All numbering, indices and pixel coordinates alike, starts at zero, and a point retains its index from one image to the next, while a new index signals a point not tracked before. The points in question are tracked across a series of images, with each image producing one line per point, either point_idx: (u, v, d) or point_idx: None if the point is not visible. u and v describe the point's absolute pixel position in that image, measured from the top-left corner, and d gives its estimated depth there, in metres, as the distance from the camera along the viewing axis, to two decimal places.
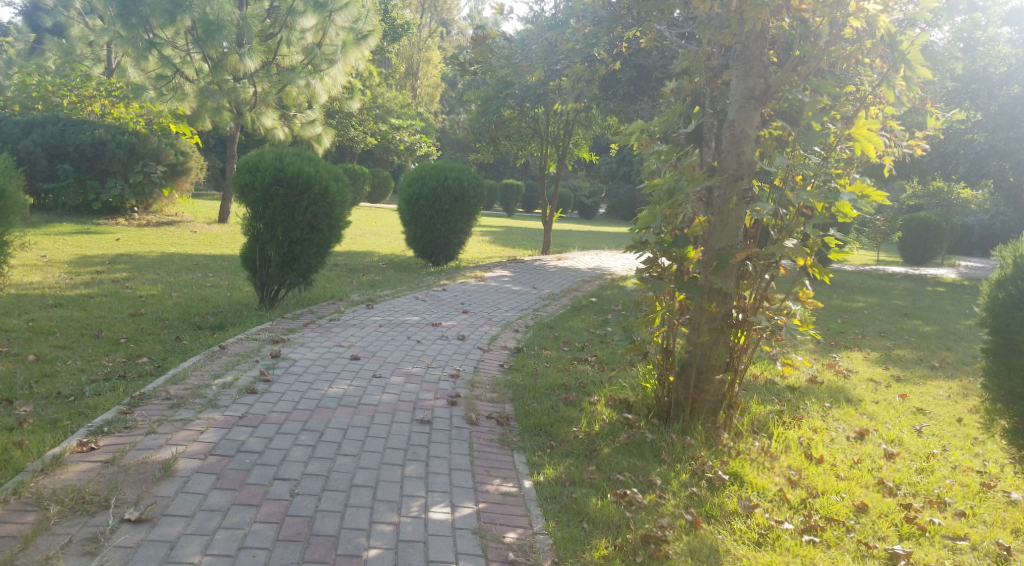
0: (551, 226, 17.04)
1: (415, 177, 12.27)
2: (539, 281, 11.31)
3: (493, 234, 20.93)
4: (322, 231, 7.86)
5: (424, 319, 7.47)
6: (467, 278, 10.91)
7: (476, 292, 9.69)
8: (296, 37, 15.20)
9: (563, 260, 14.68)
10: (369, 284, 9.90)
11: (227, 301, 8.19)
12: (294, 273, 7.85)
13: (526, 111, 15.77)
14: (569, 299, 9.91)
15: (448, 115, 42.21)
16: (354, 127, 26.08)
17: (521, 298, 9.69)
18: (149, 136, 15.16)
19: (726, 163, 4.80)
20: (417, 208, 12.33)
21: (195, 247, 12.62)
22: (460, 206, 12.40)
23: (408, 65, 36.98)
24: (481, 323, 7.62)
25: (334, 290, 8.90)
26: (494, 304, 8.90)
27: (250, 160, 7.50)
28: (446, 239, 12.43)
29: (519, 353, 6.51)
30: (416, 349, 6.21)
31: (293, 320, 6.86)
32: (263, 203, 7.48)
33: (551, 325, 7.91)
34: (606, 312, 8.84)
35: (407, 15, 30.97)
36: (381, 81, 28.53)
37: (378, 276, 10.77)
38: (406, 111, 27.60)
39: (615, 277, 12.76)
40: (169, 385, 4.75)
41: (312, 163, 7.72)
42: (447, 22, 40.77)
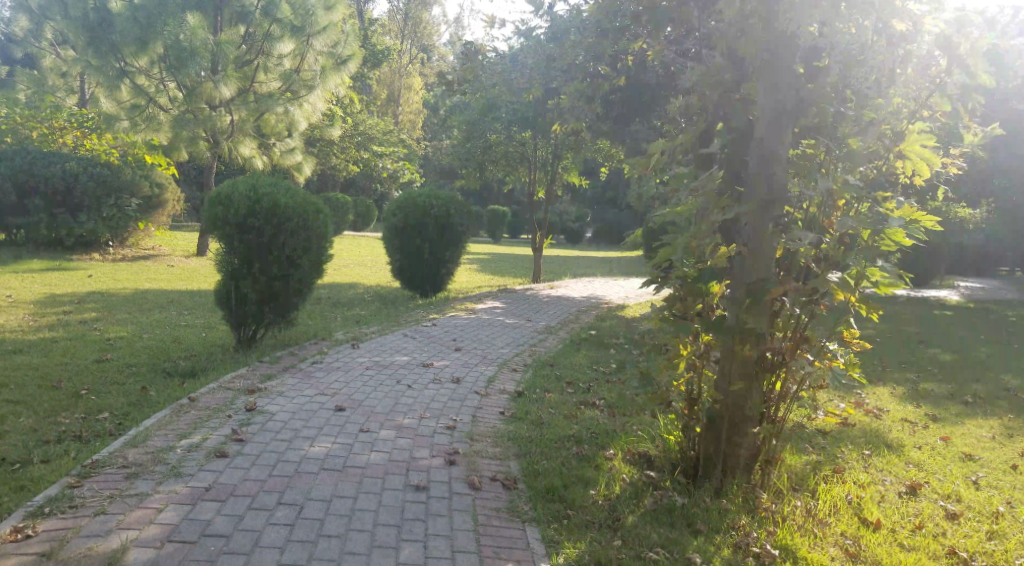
0: (541, 253, 16.50)
1: (400, 204, 11.72)
2: (533, 313, 10.74)
3: (480, 261, 20.40)
4: (303, 267, 7.27)
5: (415, 359, 6.86)
6: (457, 311, 10.31)
7: (468, 327, 9.09)
8: (273, 63, 14.73)
9: (556, 289, 14.18)
10: (353, 320, 9.28)
11: (202, 343, 7.49)
12: (272, 312, 7.23)
13: (513, 136, 15.30)
14: (567, 333, 9.35)
15: (431, 142, 41.82)
16: (336, 155, 25.53)
17: (517, 332, 9.11)
18: (123, 168, 14.47)
19: (756, 186, 4.31)
20: (402, 237, 11.77)
21: (171, 282, 11.97)
22: (448, 234, 11.85)
23: (389, 92, 36.63)
24: (477, 362, 7.02)
25: (316, 328, 8.26)
26: (488, 340, 8.31)
27: (222, 193, 6.92)
28: (434, 269, 11.85)
29: (520, 397, 5.91)
30: (407, 396, 5.58)
31: (272, 364, 6.22)
32: (237, 238, 6.89)
33: (551, 363, 7.33)
34: (609, 349, 8.26)
35: (388, 42, 30.64)
36: (362, 108, 28.08)
37: (363, 311, 10.14)
38: (389, 139, 27.13)
39: (611, 306, 12.24)
40: (128, 448, 4.08)
41: (290, 193, 7.16)
42: (428, 49, 40.59)
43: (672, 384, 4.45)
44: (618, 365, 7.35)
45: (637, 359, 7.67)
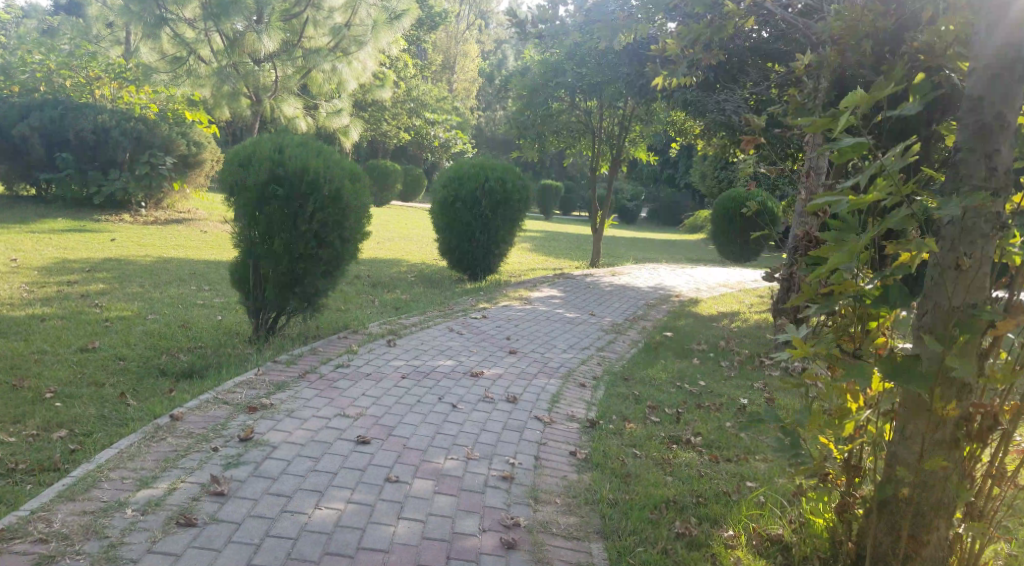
0: (602, 234, 15.14)
1: (450, 175, 10.49)
2: (596, 306, 9.44)
3: (533, 239, 19.14)
4: (335, 246, 6.06)
5: (461, 366, 5.63)
6: (511, 300, 9.06)
7: (523, 321, 7.85)
8: (322, 17, 13.30)
9: (618, 277, 12.85)
10: (393, 307, 8.12)
11: (213, 330, 6.37)
12: (297, 298, 6.04)
13: (577, 106, 13.88)
14: (637, 334, 8.06)
15: (485, 111, 40.46)
16: (387, 121, 24.46)
17: (581, 330, 7.84)
18: (159, 124, 13.51)
19: (965, 170, 2.96)
20: (453, 212, 10.51)
21: (199, 251, 10.93)
22: (502, 211, 10.60)
23: (445, 59, 35.29)
24: (539, 373, 5.76)
25: (347, 317, 7.10)
26: (548, 340, 7.04)
27: (242, 150, 5.76)
28: (486, 249, 10.63)
29: (595, 429, 4.64)
30: (448, 422, 4.36)
31: (290, 369, 5.06)
32: (258, 207, 5.71)
33: (626, 377, 6.04)
34: (691, 362, 6.91)
35: (446, 4, 29.21)
36: (416, 73, 26.81)
37: (405, 295, 8.98)
38: (441, 107, 25.92)
39: (681, 301, 10.90)
40: (65, 504, 3.00)
41: (322, 156, 5.96)
42: (486, 14, 39.34)
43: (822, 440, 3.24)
44: (708, 388, 6.04)
45: (728, 382, 6.34)
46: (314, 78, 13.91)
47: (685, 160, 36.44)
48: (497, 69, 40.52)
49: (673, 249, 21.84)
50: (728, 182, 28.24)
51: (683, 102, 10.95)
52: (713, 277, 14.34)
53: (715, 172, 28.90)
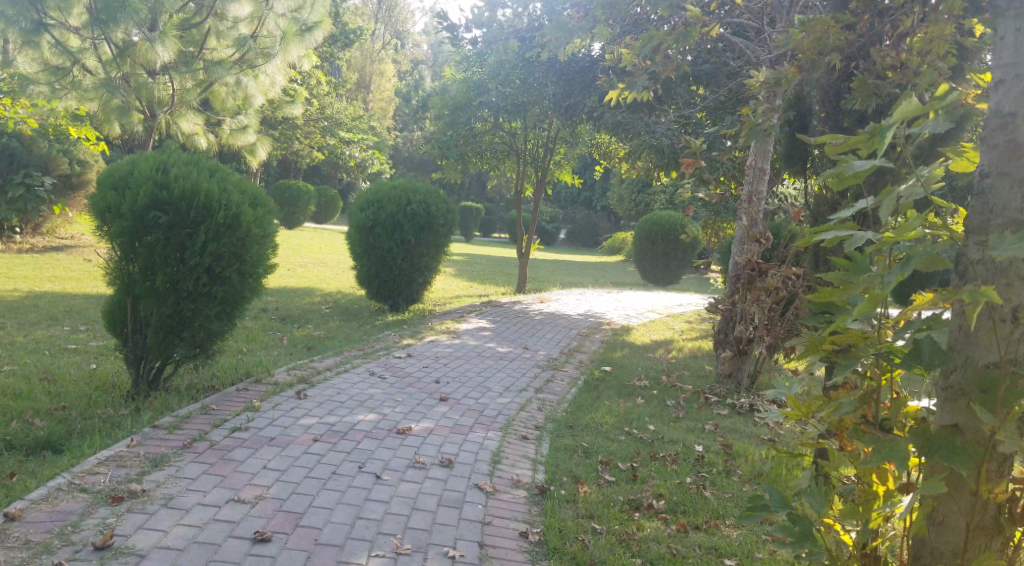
0: (528, 258, 14.61)
1: (369, 198, 9.70)
2: (528, 338, 8.82)
3: (455, 263, 18.49)
4: (231, 282, 5.27)
5: (385, 422, 4.87)
6: (437, 333, 8.33)
7: (452, 359, 7.11)
8: (227, 27, 12.36)
9: (547, 303, 12.30)
10: (304, 346, 7.27)
11: (86, 384, 5.38)
12: (182, 346, 5.19)
13: (500, 126, 13.32)
14: (573, 369, 7.47)
15: (402, 131, 39.71)
16: (299, 141, 23.48)
17: (515, 367, 7.16)
18: (36, 140, 12.21)
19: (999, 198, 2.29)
20: (371, 237, 9.69)
21: (81, 282, 9.81)
22: (426, 237, 9.87)
23: (360, 77, 34.44)
24: (473, 426, 5.04)
25: (250, 361, 6.20)
26: (481, 382, 6.33)
27: (117, 171, 4.95)
28: (408, 277, 9.88)
29: (545, 498, 3.94)
30: (371, 502, 3.65)
31: (178, 437, 4.21)
32: (133, 240, 4.91)
33: (571, 425, 5.41)
34: (638, 404, 6.28)
35: (360, 22, 28.43)
36: (329, 91, 25.88)
37: (318, 330, 8.11)
38: (358, 126, 25.09)
39: (614, 329, 10.42)
40: None
41: (216, 178, 5.21)
42: (402, 34, 38.81)
43: (830, 526, 2.50)
44: (660, 435, 5.44)
45: (680, 427, 5.75)
46: (216, 91, 12.87)
47: (604, 182, 36.62)
48: (413, 90, 39.87)
49: (596, 273, 21.56)
50: (647, 204, 28.39)
51: (613, 123, 10.50)
52: (644, 301, 13.97)
53: (633, 194, 28.98)
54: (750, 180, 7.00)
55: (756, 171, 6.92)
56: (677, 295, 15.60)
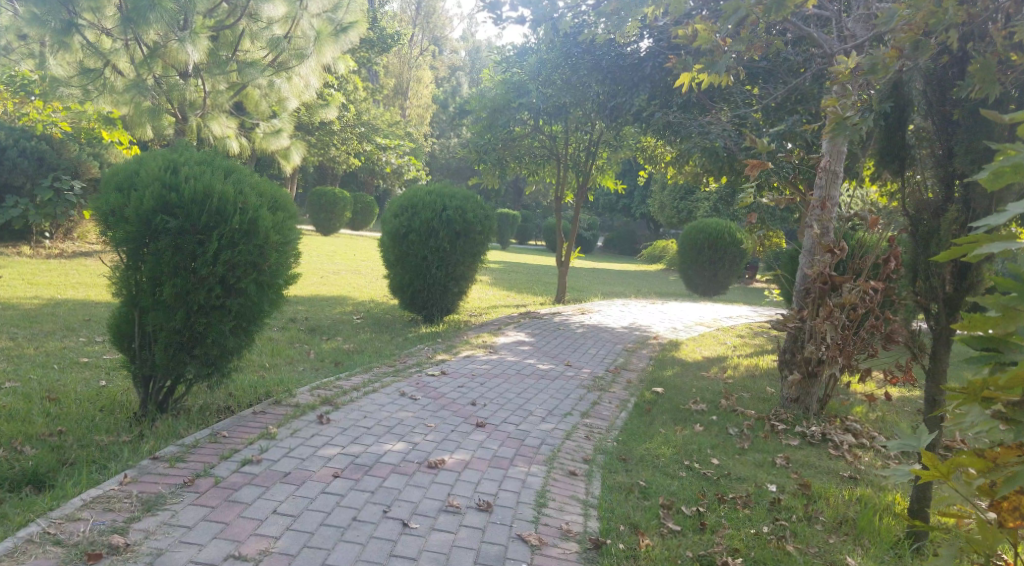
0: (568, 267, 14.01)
1: (402, 204, 9.22)
2: (570, 353, 8.23)
3: (492, 272, 17.96)
4: (247, 293, 4.75)
5: (415, 454, 4.34)
6: (474, 348, 7.79)
7: (489, 378, 6.55)
8: (261, 28, 11.89)
9: (589, 315, 11.71)
10: (331, 361, 6.77)
11: (90, 403, 4.94)
12: (194, 363, 4.67)
13: (541, 129, 12.74)
14: (622, 390, 6.86)
15: (439, 138, 39.40)
16: (335, 147, 23.19)
17: (558, 387, 6.58)
18: (67, 143, 12.04)
19: None
20: (405, 245, 9.18)
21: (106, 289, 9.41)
22: (462, 245, 9.34)
23: (397, 83, 34.15)
24: (514, 459, 4.51)
25: (269, 379, 5.72)
26: (521, 405, 5.76)
27: (123, 173, 4.51)
28: (444, 287, 9.34)
29: (599, 555, 3.41)
30: (394, 559, 3.11)
31: (177, 473, 3.76)
32: (138, 249, 4.46)
33: (624, 458, 4.83)
34: (694, 434, 5.64)
35: (398, 27, 28.10)
36: (366, 96, 25.56)
37: (347, 343, 7.62)
38: (394, 132, 24.71)
39: (661, 344, 9.78)
40: None
41: (232, 180, 4.73)
42: (439, 41, 38.50)
43: None
44: (726, 472, 4.80)
45: (746, 462, 5.11)
46: (249, 94, 12.48)
47: (644, 189, 35.91)
48: (450, 96, 39.58)
49: (636, 282, 20.91)
50: (689, 212, 27.66)
51: (662, 126, 9.92)
52: (691, 313, 13.29)
53: (674, 201, 28.24)
54: (820, 185, 6.59)
55: (827, 176, 6.51)
56: (725, 307, 14.88)
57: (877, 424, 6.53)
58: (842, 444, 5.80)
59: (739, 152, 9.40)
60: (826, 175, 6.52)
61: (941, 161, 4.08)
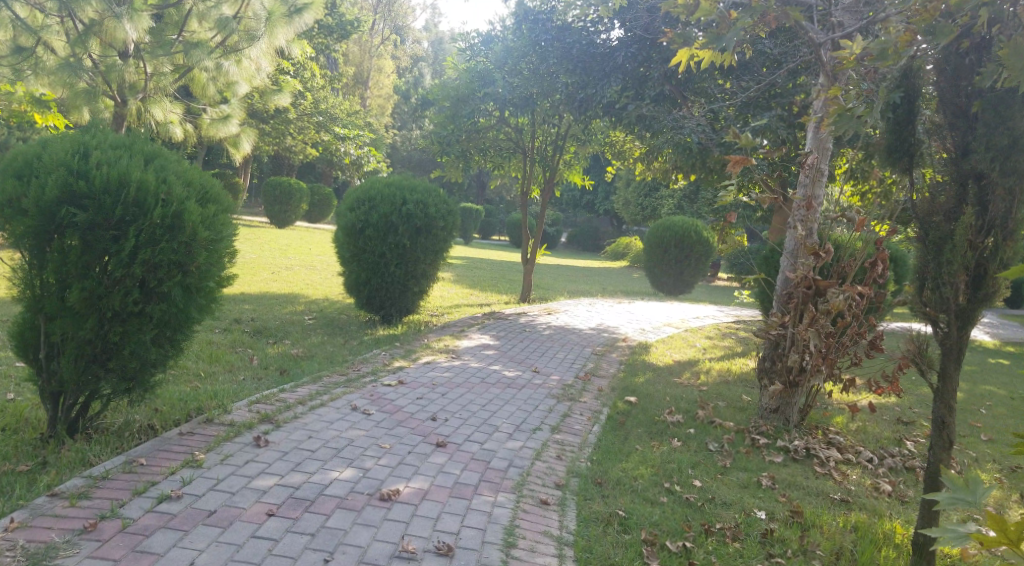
0: (533, 265, 13.53)
1: (359, 196, 8.62)
2: (535, 357, 7.75)
3: (455, 268, 17.42)
4: (170, 298, 4.16)
5: (365, 485, 3.84)
6: (434, 352, 7.26)
7: (450, 387, 6.03)
8: (208, 7, 11.07)
9: (555, 315, 11.26)
10: (277, 368, 6.19)
11: None
12: (108, 377, 4.10)
13: (506, 122, 12.23)
14: (592, 399, 6.41)
15: (402, 130, 38.60)
16: (293, 137, 22.37)
17: (524, 398, 6.07)
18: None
19: None
20: (361, 241, 8.60)
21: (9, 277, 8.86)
22: (423, 242, 8.79)
23: (358, 73, 33.21)
24: (478, 487, 4.01)
25: (201, 392, 5.12)
26: (485, 419, 5.25)
27: (22, 159, 3.94)
28: (402, 286, 8.80)
29: None
30: None
31: (75, 516, 3.33)
32: (42, 248, 3.90)
33: (600, 481, 4.36)
34: (671, 451, 5.14)
35: (359, 15, 27.23)
36: (325, 84, 24.71)
37: (296, 348, 7.02)
38: (354, 122, 23.94)
39: (630, 347, 9.36)
40: None
41: (154, 168, 4.14)
42: (402, 30, 37.67)
43: None
44: (710, 496, 4.35)
45: (728, 483, 4.65)
46: (196, 78, 11.67)
47: (608, 185, 35.62)
48: (412, 87, 38.84)
49: (600, 280, 20.54)
50: (653, 209, 27.41)
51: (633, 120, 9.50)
52: (660, 314, 12.92)
53: (638, 198, 27.96)
54: (803, 184, 6.21)
55: (811, 174, 6.14)
56: (692, 307, 14.54)
57: (861, 436, 6.09)
58: (826, 459, 5.32)
59: (714, 148, 8.99)
60: (811, 173, 6.14)
61: (957, 160, 3.62)
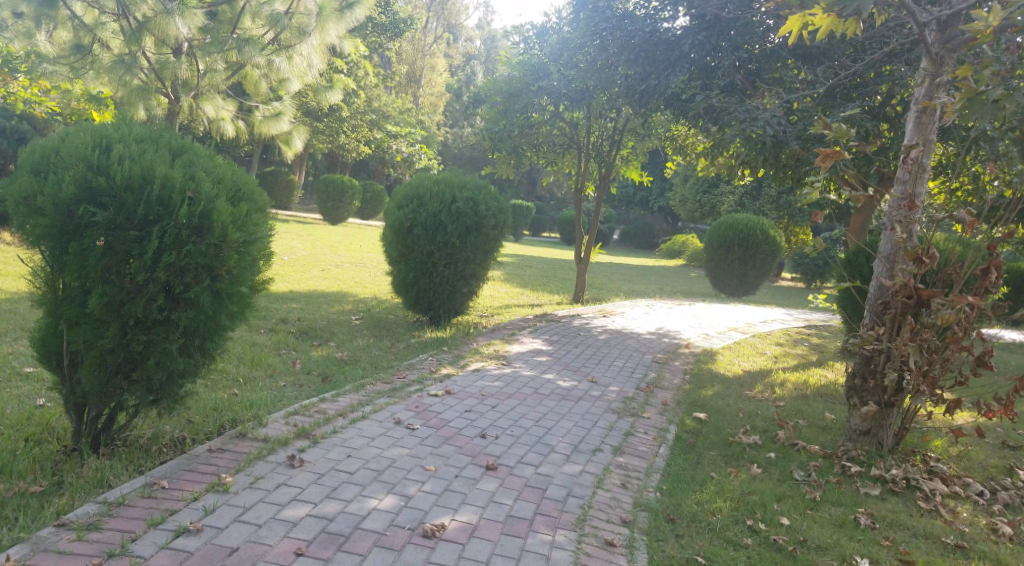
0: (588, 264, 12.97)
1: (408, 194, 8.20)
2: (591, 366, 7.21)
3: (506, 266, 16.98)
4: (199, 305, 3.77)
5: (408, 517, 3.37)
6: (484, 358, 6.78)
7: (502, 399, 5.54)
8: (259, 3, 10.68)
9: (612, 318, 10.69)
10: (317, 374, 5.78)
11: (13, 431, 4.00)
12: (131, 392, 3.74)
13: (560, 116, 11.63)
14: (658, 415, 5.85)
15: (453, 127, 38.38)
16: (345, 133, 22.20)
17: (583, 412, 5.55)
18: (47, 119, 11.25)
19: None
20: (410, 239, 8.14)
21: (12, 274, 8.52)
22: (472, 241, 8.30)
23: (410, 71, 32.99)
24: (534, 522, 3.50)
25: (235, 401, 4.74)
26: (539, 438, 4.75)
27: (40, 151, 3.56)
28: (451, 286, 8.36)
29: None
30: None
31: (81, 554, 2.92)
32: (61, 248, 3.51)
33: (673, 516, 3.83)
34: (753, 482, 4.58)
35: (411, 11, 26.96)
36: (378, 81, 24.51)
37: (340, 351, 6.62)
38: (405, 119, 23.73)
39: (693, 354, 8.75)
40: None
41: (181, 163, 3.75)
42: (453, 26, 37.41)
43: None
44: (802, 538, 3.82)
45: (821, 521, 4.09)
46: (247, 74, 11.39)
47: (663, 181, 34.83)
48: (464, 85, 38.49)
49: (657, 279, 19.84)
50: (710, 205, 26.57)
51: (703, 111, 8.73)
52: (721, 317, 12.26)
53: (696, 194, 27.09)
54: (902, 180, 5.57)
55: (912, 168, 5.48)
56: (756, 310, 13.79)
57: (964, 464, 5.53)
58: (930, 493, 4.78)
59: (788, 139, 8.29)
60: (912, 167, 5.47)
61: None
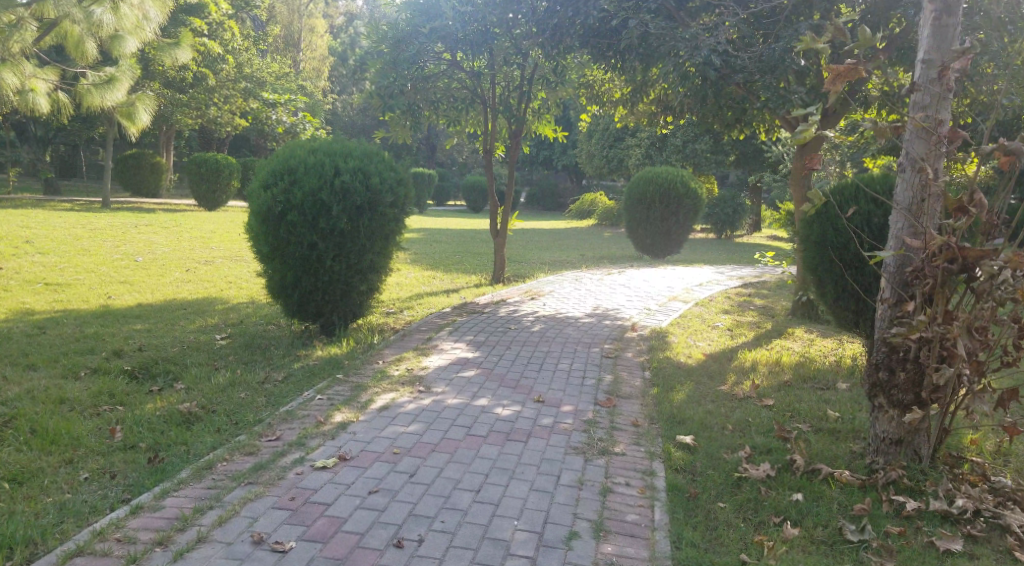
0: (504, 236, 11.37)
1: (276, 170, 6.37)
2: (532, 376, 5.64)
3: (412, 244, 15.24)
4: None
5: None
6: (395, 385, 5.12)
7: (421, 457, 3.89)
8: None
9: (540, 299, 9.16)
10: (145, 450, 4.00)
11: None
12: None
13: (459, 67, 9.76)
14: (632, 444, 4.36)
15: (340, 95, 35.92)
16: (217, 107, 19.76)
17: (536, 461, 3.97)
18: None
19: None
20: (281, 226, 6.32)
21: None
22: (366, 225, 6.51)
23: (287, 36, 30.37)
24: None
25: None
26: (484, 532, 3.16)
27: None
28: (343, 285, 6.61)
29: None
30: None
31: None
32: None
33: None
34: (804, 562, 3.12)
35: None
36: (250, 47, 22.05)
37: (189, 401, 4.79)
38: (282, 87, 21.41)
39: (643, 338, 7.33)
40: None
41: None
42: None
43: None
44: None
45: None
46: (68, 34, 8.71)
47: (567, 137, 33.62)
48: (349, 48, 35.84)
49: (572, 243, 18.47)
50: (619, 159, 25.42)
51: (628, 44, 7.37)
52: (658, 284, 10.93)
53: (601, 149, 25.90)
54: (921, 105, 4.02)
55: (943, 86, 3.93)
56: (686, 271, 12.55)
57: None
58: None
59: (737, 72, 6.88)
60: (947, 83, 3.93)
61: None
